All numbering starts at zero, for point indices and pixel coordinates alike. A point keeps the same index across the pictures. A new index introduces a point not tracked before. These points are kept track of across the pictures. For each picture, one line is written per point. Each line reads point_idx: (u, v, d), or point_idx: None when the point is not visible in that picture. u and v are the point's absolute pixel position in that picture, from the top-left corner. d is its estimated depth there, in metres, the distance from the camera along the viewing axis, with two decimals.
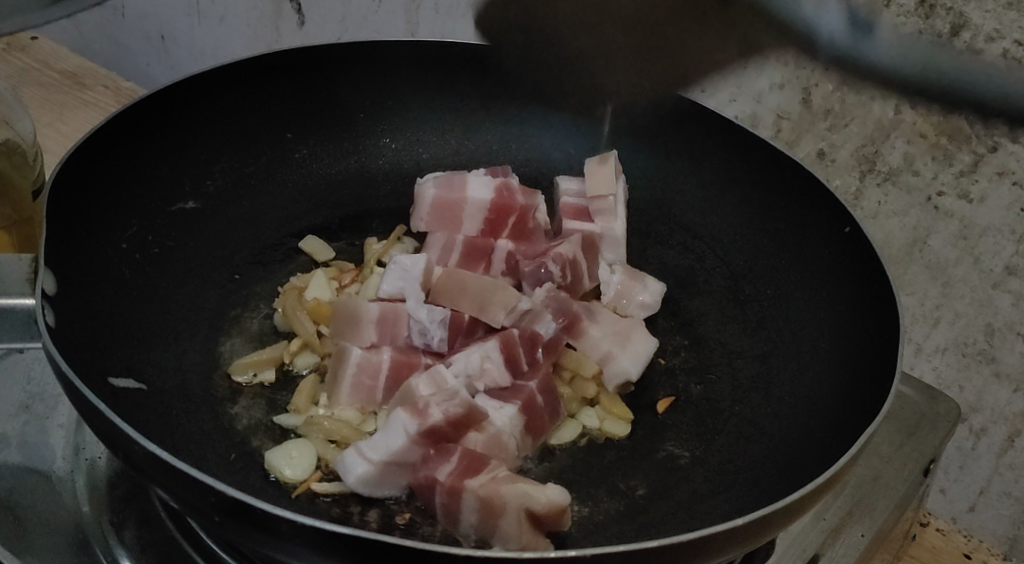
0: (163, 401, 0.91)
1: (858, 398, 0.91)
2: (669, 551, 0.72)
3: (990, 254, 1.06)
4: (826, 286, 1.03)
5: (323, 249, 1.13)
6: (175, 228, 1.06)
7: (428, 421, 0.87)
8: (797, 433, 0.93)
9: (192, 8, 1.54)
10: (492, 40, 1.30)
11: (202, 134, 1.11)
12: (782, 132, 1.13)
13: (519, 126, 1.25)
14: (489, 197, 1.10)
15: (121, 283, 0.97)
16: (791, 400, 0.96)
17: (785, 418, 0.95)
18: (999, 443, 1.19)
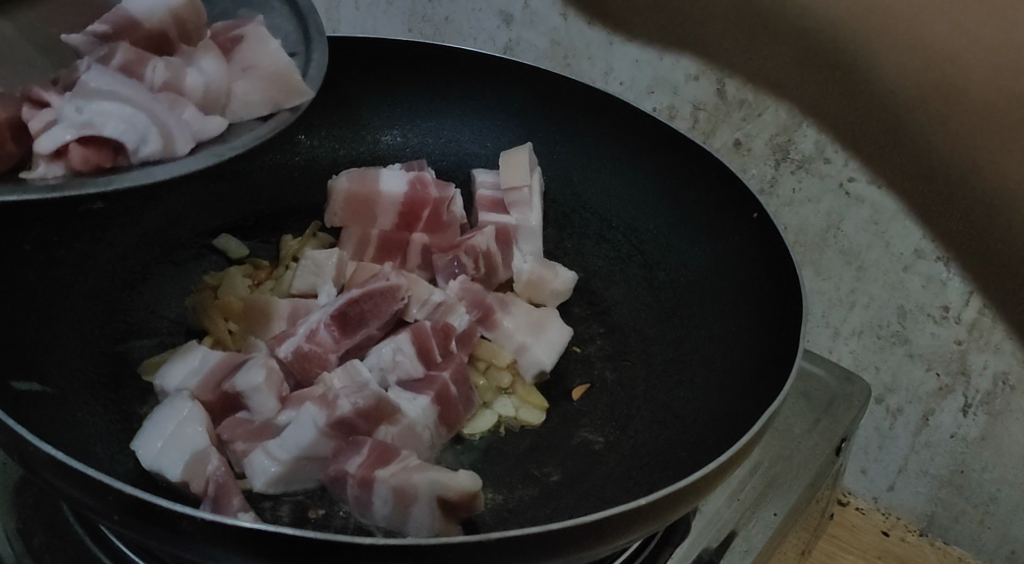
0: (68, 402, 0.90)
1: (761, 378, 0.94)
2: (576, 533, 0.73)
3: (899, 238, 1.16)
4: (734, 271, 1.05)
5: (238, 248, 1.12)
6: (81, 229, 1.04)
7: (337, 413, 0.86)
8: (706, 418, 0.95)
9: None
10: (413, 36, 1.45)
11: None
12: (699, 123, 1.25)
13: (435, 120, 1.26)
14: (402, 191, 1.10)
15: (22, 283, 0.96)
16: (702, 383, 0.99)
17: (695, 402, 0.97)
18: (914, 420, 1.25)
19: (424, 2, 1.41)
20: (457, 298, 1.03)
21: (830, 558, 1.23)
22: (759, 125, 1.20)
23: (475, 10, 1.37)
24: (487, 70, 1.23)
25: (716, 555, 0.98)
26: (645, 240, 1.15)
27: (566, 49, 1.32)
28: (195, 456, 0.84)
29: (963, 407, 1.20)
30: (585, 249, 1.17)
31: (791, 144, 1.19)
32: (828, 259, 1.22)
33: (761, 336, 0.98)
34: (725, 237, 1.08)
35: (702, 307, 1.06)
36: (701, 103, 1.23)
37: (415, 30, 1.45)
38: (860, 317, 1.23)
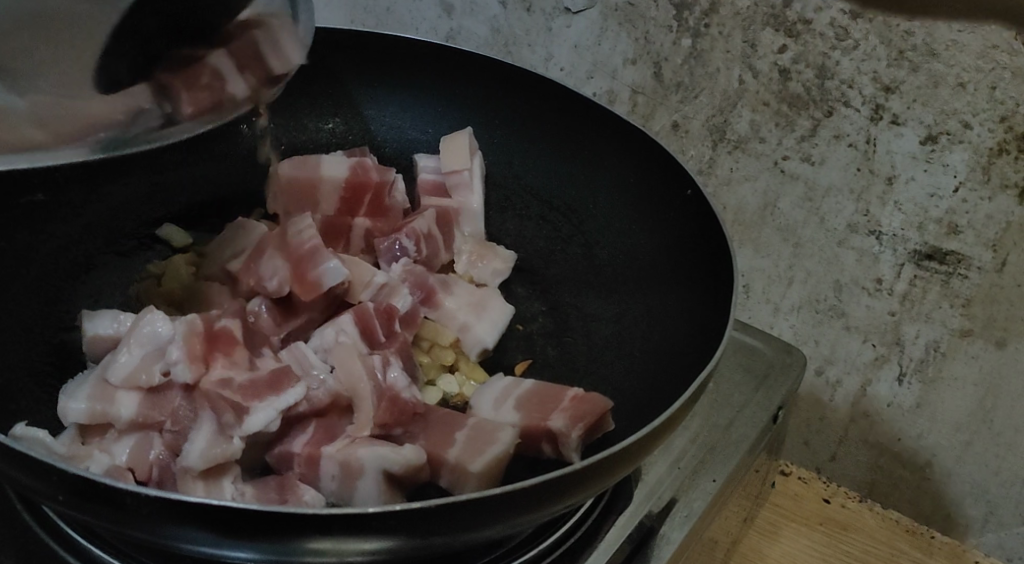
0: (12, 392, 0.91)
1: (694, 346, 0.97)
2: (518, 497, 0.75)
3: (834, 213, 1.19)
4: (671, 246, 1.08)
5: (180, 235, 1.13)
6: (23, 223, 1.06)
7: (286, 397, 0.84)
8: (645, 391, 0.98)
9: None
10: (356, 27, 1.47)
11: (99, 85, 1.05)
12: (638, 106, 1.28)
13: (377, 109, 1.28)
14: (344, 175, 1.11)
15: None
16: (642, 357, 1.02)
17: (635, 377, 1.00)
18: (853, 391, 1.29)
19: None
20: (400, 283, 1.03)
21: (773, 527, 1.26)
22: (695, 107, 1.23)
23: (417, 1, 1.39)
24: (429, 57, 1.25)
25: (658, 521, 1.01)
26: (586, 220, 1.17)
27: (506, 35, 1.34)
28: (139, 441, 0.81)
29: (899, 375, 1.24)
30: (526, 231, 1.20)
31: (727, 125, 1.22)
32: (766, 236, 1.26)
33: (695, 306, 1.01)
34: (660, 213, 1.11)
35: (639, 281, 1.09)
36: (639, 86, 1.26)
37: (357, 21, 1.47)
38: (797, 292, 1.27)
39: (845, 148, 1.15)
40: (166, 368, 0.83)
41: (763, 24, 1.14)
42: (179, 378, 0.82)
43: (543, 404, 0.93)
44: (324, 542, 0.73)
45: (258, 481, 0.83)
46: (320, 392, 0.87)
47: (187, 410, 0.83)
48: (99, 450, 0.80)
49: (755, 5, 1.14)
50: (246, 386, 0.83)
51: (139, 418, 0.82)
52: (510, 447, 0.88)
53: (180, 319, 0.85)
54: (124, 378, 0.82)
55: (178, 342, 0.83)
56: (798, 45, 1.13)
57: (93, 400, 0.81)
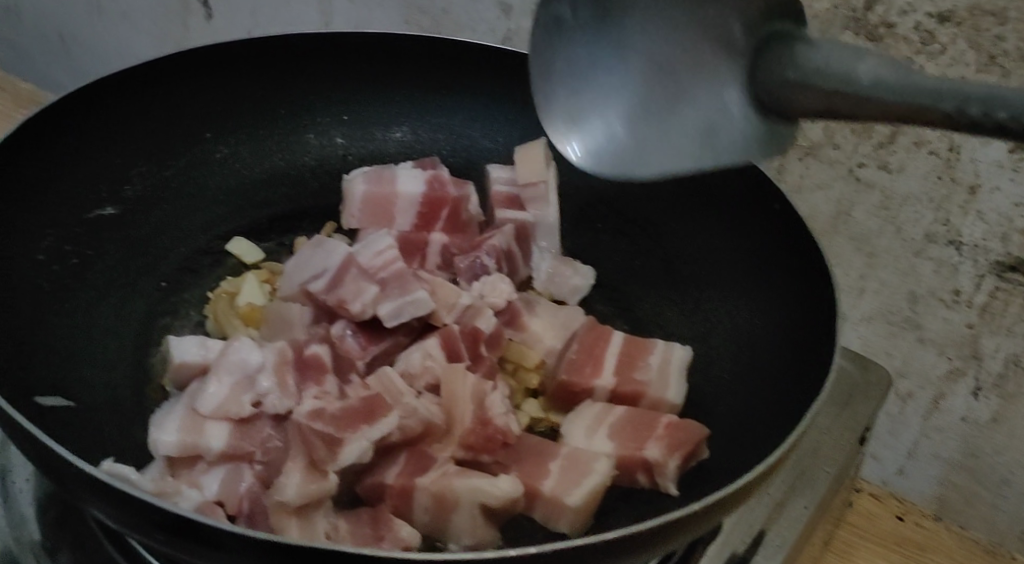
0: (95, 417, 0.89)
1: (799, 371, 0.93)
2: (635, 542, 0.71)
3: (911, 223, 1.14)
4: (761, 266, 1.04)
5: (252, 252, 1.12)
6: (94, 237, 1.03)
7: (377, 429, 0.81)
8: (739, 423, 0.94)
9: (95, 10, 1.68)
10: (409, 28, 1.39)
11: (174, 64, 1.14)
12: None
13: (448, 118, 1.27)
14: (421, 190, 1.07)
15: (10, 193, 0.97)
16: (734, 387, 0.98)
17: (729, 409, 0.96)
18: (926, 405, 1.25)
19: None
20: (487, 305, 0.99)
21: (847, 546, 1.21)
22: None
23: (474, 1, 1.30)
24: (498, 66, 1.24)
25: (749, 550, 0.98)
26: (664, 234, 1.13)
27: None
28: (229, 472, 0.79)
29: (974, 390, 1.19)
30: (603, 248, 1.17)
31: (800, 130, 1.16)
32: (839, 245, 1.20)
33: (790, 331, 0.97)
34: (744, 228, 1.07)
35: (728, 302, 1.05)
36: None
37: (410, 21, 1.37)
38: (870, 305, 1.22)
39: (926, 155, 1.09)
40: (257, 398, 0.81)
41: (842, 27, 1.02)
42: (271, 408, 0.81)
43: (641, 434, 0.89)
44: None
45: (352, 515, 0.80)
46: (412, 421, 0.84)
47: (277, 441, 0.81)
48: (188, 484, 0.78)
49: (835, 7, 1.02)
50: (339, 415, 0.81)
51: (230, 450, 0.80)
52: (607, 478, 0.85)
53: (271, 347, 0.84)
54: (215, 409, 0.80)
55: (270, 371, 0.82)
56: (880, 49, 1.01)
57: (184, 432, 0.79)
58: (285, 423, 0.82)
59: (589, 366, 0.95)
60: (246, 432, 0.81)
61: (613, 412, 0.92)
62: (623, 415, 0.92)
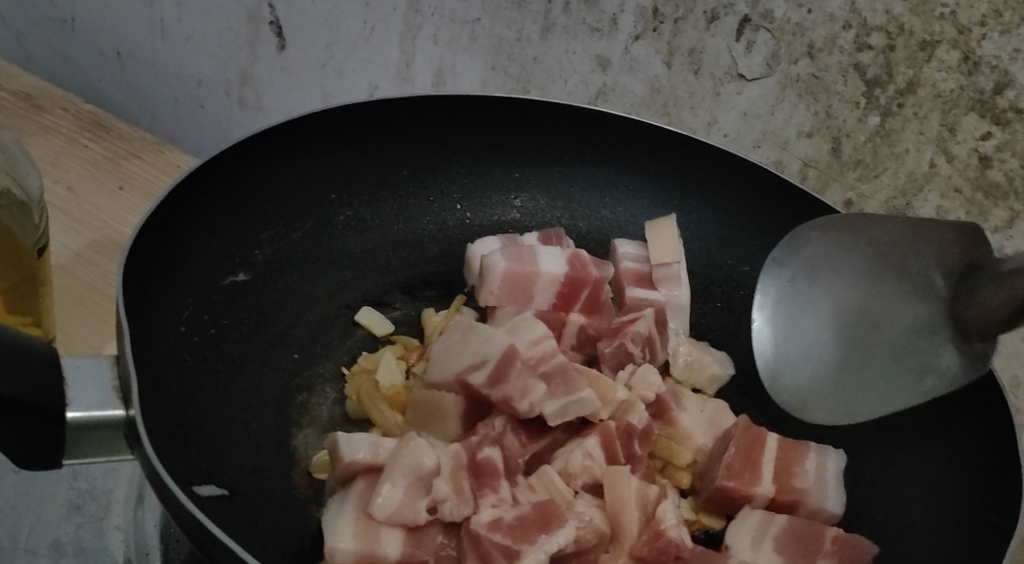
0: (247, 506, 0.86)
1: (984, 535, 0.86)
2: None
3: None
4: None
5: (381, 322, 1.09)
6: (231, 305, 1.01)
7: (554, 540, 0.78)
8: (912, 551, 0.89)
9: (156, 25, 1.50)
10: (494, 74, 1.30)
11: (305, 124, 1.12)
12: (808, 179, 1.19)
13: (596, 189, 1.25)
14: (563, 270, 1.04)
15: (159, 264, 0.94)
16: (896, 509, 0.92)
17: (896, 536, 0.91)
18: None
19: (511, 39, 1.26)
20: (638, 399, 0.96)
21: None
22: (875, 187, 1.15)
23: (566, 51, 1.24)
24: (626, 134, 1.22)
25: None
26: None
27: (667, 97, 1.22)
28: None
29: None
30: (732, 327, 1.18)
31: (910, 209, 1.14)
32: None
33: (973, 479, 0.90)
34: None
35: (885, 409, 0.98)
36: (812, 160, 1.17)
37: (497, 67, 1.30)
38: None
39: None
40: (432, 503, 0.78)
41: (966, 109, 1.07)
42: (448, 515, 0.78)
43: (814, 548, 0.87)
44: None
45: None
46: (587, 532, 0.82)
47: (451, 548, 0.79)
48: None
49: (960, 89, 1.06)
50: (517, 523, 0.78)
51: (405, 558, 0.77)
52: None
53: (444, 449, 0.81)
54: (392, 514, 0.77)
55: (447, 475, 0.79)
56: (1005, 133, 1.06)
57: (361, 538, 0.75)
58: (457, 529, 0.79)
59: (747, 473, 0.92)
60: (421, 539, 0.78)
61: (774, 522, 0.89)
62: (785, 527, 0.89)
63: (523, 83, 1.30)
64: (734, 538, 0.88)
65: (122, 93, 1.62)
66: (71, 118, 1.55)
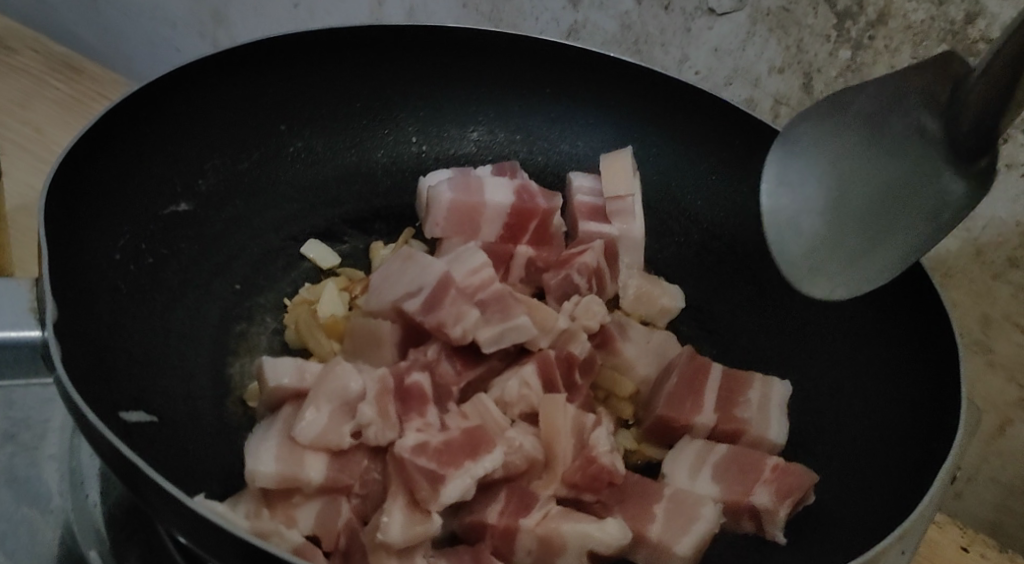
0: (176, 433, 0.86)
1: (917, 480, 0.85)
2: None
3: (992, 246, 1.09)
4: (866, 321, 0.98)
5: (327, 256, 1.09)
6: (170, 234, 0.99)
7: (479, 466, 0.77)
8: (847, 481, 0.89)
9: None
10: (467, 12, 1.28)
11: (250, 52, 1.09)
12: (779, 118, 1.14)
13: (555, 124, 1.22)
14: (510, 201, 1.03)
15: (89, 191, 0.92)
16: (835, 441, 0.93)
17: (833, 466, 0.91)
18: (990, 430, 1.21)
19: None
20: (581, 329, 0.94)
21: None
22: None
23: None
24: (586, 65, 1.18)
25: None
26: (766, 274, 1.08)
27: (637, 34, 1.18)
28: (327, 506, 0.76)
29: None
30: (686, 258, 1.15)
31: None
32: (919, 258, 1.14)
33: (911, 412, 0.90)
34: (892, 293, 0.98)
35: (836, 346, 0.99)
36: (784, 97, 1.12)
37: (469, 5, 1.27)
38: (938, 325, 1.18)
39: (1017, 178, 1.04)
40: (357, 428, 0.78)
41: (938, 40, 1.00)
42: (372, 439, 0.77)
43: (754, 474, 0.85)
44: None
45: (453, 554, 0.76)
46: (517, 458, 0.81)
47: (377, 474, 0.78)
48: (284, 519, 0.75)
49: (931, 19, 0.99)
50: (444, 448, 0.77)
51: (329, 482, 0.76)
52: (716, 525, 0.80)
53: (372, 374, 0.81)
54: (315, 439, 0.76)
55: (372, 399, 0.78)
56: (979, 66, 0.98)
57: (282, 463, 0.74)
58: (382, 454, 0.79)
59: (688, 402, 0.91)
60: (346, 463, 0.77)
61: (715, 451, 0.88)
62: (726, 456, 0.88)
63: (494, 20, 1.27)
64: (672, 466, 0.87)
65: (93, 34, 1.59)
66: (36, 57, 1.53)
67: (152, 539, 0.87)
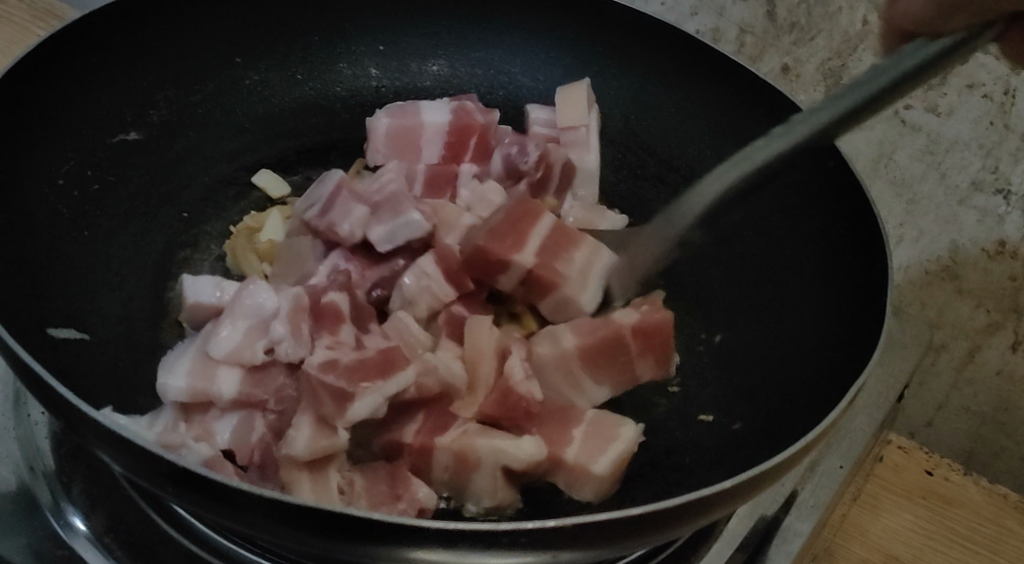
0: (109, 351, 0.89)
1: (839, 363, 0.88)
2: (673, 514, 0.68)
3: (957, 170, 1.11)
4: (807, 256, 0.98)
5: (277, 185, 1.10)
6: (117, 163, 1.00)
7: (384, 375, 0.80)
8: (778, 405, 0.89)
9: None
10: None
11: None
12: (744, 47, 1.19)
13: (514, 54, 1.21)
14: (445, 120, 1.08)
15: (31, 115, 0.93)
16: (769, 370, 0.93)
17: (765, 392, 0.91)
18: (959, 356, 1.22)
19: None
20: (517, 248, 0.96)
21: (874, 499, 1.12)
22: (811, 50, 1.15)
23: None
24: None
25: (781, 512, 0.93)
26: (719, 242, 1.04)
27: None
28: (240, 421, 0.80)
29: (1012, 344, 1.18)
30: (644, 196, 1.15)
31: (845, 70, 1.13)
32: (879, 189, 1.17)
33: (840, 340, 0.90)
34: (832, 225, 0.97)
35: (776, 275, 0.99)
36: (749, 26, 1.17)
37: None
38: (909, 252, 1.20)
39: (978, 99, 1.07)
40: (271, 345, 0.82)
41: None
42: (284, 354, 0.82)
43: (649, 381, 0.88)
44: (443, 555, 0.66)
45: (368, 469, 0.78)
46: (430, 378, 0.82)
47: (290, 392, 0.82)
48: (200, 431, 0.79)
49: None
50: (354, 367, 0.79)
51: (243, 397, 0.80)
52: (633, 445, 0.81)
53: (287, 294, 0.86)
54: (228, 354, 0.81)
55: (285, 317, 0.83)
56: None
57: (193, 377, 0.79)
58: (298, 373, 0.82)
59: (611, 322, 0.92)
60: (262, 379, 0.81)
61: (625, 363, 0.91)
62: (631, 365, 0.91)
63: None
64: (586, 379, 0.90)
65: None
66: None
67: (95, 463, 0.85)
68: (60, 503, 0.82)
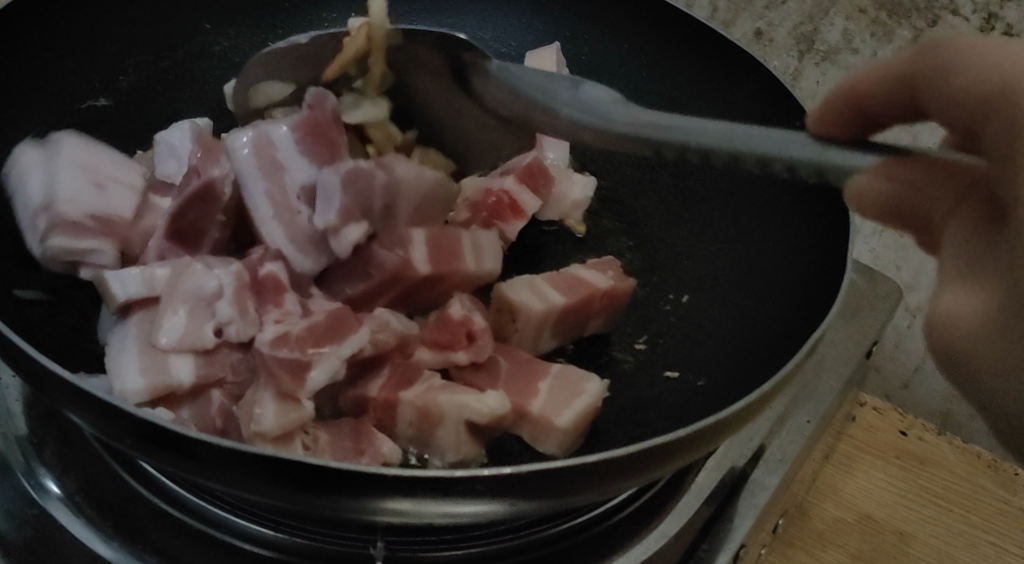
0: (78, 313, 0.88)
1: (803, 320, 0.91)
2: (631, 461, 0.69)
3: None
4: (774, 216, 0.99)
5: None
6: (85, 128, 1.01)
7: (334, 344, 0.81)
8: (743, 360, 0.90)
9: None
10: None
11: None
12: (717, 13, 1.27)
13: (484, 17, 1.20)
14: None
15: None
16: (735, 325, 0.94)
17: (731, 347, 0.92)
18: None
19: None
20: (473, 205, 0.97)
21: (847, 458, 1.13)
22: (783, 14, 1.22)
23: None
24: None
25: (749, 465, 0.94)
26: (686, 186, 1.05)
27: None
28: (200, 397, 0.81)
29: None
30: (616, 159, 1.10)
31: (817, 35, 1.21)
32: None
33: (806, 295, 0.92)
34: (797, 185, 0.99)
35: (744, 236, 1.00)
36: None
37: None
38: None
39: None
40: (217, 326, 0.83)
41: None
42: (232, 336, 0.83)
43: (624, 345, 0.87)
44: (401, 504, 0.67)
45: (332, 425, 0.80)
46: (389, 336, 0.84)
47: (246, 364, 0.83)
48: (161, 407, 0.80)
49: None
50: (305, 336, 0.80)
51: (199, 378, 0.81)
52: (599, 399, 0.82)
53: (226, 270, 0.86)
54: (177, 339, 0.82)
55: (229, 297, 0.84)
56: None
57: (149, 374, 0.79)
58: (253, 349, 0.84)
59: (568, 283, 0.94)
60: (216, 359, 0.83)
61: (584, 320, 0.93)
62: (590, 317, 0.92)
63: None
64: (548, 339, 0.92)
65: None
66: None
67: (66, 429, 0.86)
68: (31, 464, 0.83)
